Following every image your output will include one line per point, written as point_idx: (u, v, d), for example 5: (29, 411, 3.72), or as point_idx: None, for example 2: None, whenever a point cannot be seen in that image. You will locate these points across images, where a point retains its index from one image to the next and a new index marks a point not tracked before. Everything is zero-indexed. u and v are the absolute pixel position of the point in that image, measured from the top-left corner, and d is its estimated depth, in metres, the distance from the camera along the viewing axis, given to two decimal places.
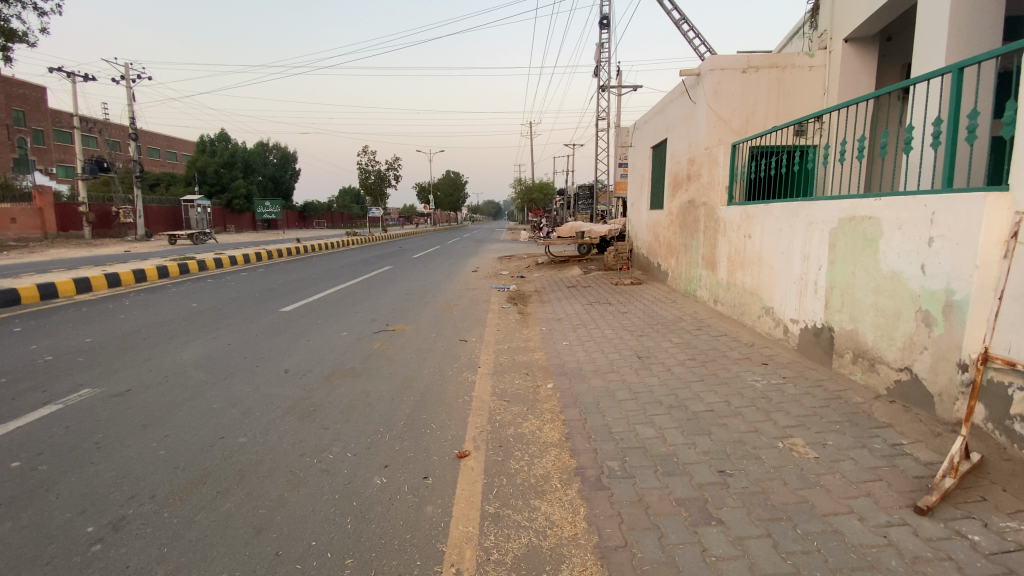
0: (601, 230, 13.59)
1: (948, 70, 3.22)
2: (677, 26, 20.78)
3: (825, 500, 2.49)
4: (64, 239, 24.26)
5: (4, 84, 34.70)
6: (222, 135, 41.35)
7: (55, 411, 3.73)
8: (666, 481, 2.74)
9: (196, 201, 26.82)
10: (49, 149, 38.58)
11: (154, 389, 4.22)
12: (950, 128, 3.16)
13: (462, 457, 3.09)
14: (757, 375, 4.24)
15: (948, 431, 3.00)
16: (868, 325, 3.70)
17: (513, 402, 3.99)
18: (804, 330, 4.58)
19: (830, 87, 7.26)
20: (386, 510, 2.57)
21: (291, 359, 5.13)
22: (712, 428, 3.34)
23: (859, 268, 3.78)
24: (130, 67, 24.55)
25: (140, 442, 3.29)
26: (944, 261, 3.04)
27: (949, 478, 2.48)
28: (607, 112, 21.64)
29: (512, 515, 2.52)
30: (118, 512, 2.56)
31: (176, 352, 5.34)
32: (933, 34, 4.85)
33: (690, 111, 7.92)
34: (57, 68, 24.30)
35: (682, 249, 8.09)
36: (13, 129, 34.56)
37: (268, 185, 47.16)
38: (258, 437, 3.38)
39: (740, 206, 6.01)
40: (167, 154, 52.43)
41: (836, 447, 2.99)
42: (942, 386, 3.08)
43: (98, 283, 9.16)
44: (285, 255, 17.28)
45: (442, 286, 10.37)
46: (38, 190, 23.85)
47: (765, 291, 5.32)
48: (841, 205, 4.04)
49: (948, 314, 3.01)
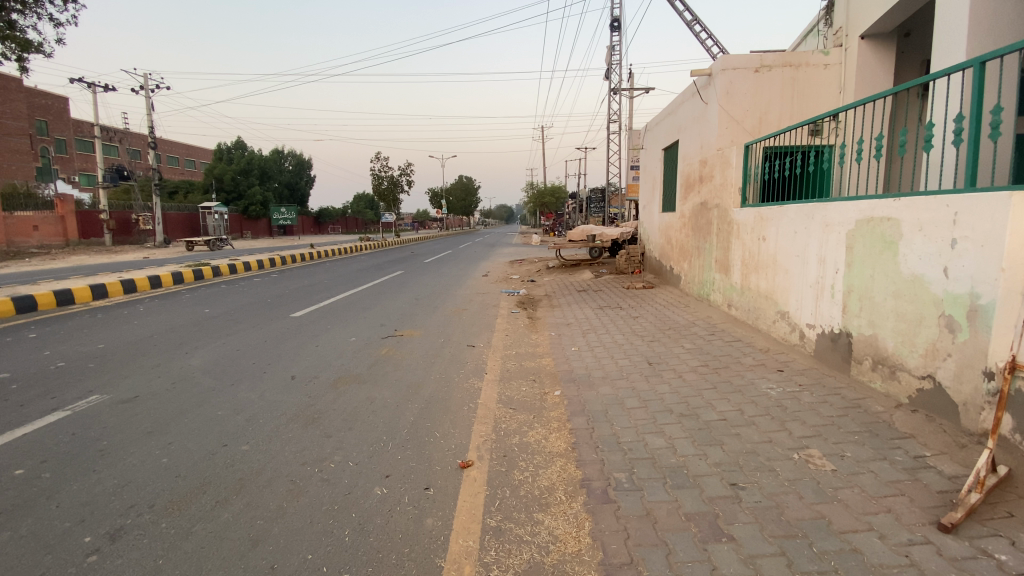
0: (612, 233, 13.45)
1: (969, 65, 3.08)
2: (689, 27, 20.56)
3: (843, 516, 2.37)
4: (84, 246, 24.80)
5: (29, 95, 35.78)
6: (239, 143, 42.04)
7: (62, 418, 3.74)
8: (675, 494, 2.64)
9: (214, 208, 27.26)
10: (71, 158, 39.48)
11: (161, 395, 4.22)
12: (973, 125, 3.02)
13: (464, 467, 3.02)
14: (771, 383, 4.11)
15: (973, 443, 2.84)
16: (887, 331, 3.55)
17: (519, 409, 3.91)
18: (820, 335, 4.43)
19: (846, 86, 7.08)
20: (384, 522, 2.50)
21: (298, 365, 5.10)
22: (724, 438, 3.23)
23: (877, 271, 3.63)
24: (149, 78, 25.26)
25: (144, 449, 3.28)
26: (968, 264, 2.90)
27: (974, 493, 2.33)
28: (618, 114, 21.48)
29: (513, 529, 2.44)
30: (116, 522, 2.52)
31: (185, 358, 5.35)
32: (953, 30, 4.69)
33: (701, 112, 7.79)
34: (79, 78, 24.90)
35: (694, 253, 7.95)
36: (36, 140, 35.59)
37: (284, 192, 47.76)
38: (260, 445, 3.35)
39: (754, 208, 5.87)
40: (185, 162, 53.32)
41: (854, 459, 2.86)
42: (966, 395, 2.93)
43: (113, 289, 9.29)
44: (298, 261, 17.42)
45: (452, 291, 10.32)
46: (60, 199, 24.47)
47: (780, 296, 5.18)
48: (859, 206, 3.90)
49: (973, 319, 2.87)
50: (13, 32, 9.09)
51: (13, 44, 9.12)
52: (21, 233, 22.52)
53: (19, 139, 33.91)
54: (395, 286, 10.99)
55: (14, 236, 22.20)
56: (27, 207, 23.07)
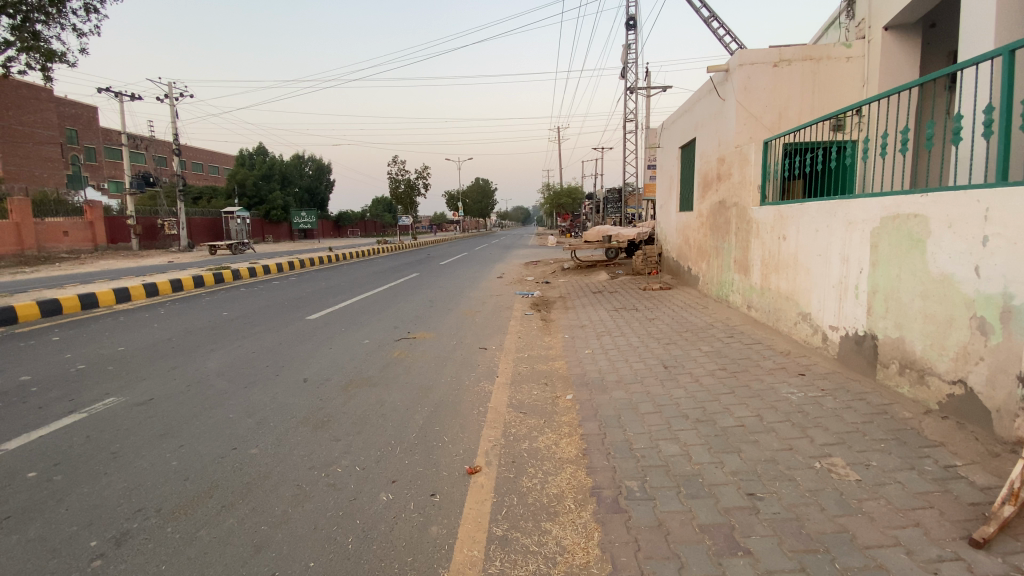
0: (629, 234, 13.29)
1: (998, 53, 2.91)
2: (707, 23, 20.29)
3: (868, 530, 2.24)
4: (112, 250, 25.53)
5: (60, 104, 37.11)
6: (260, 148, 42.84)
7: (78, 420, 3.79)
8: (689, 504, 2.53)
9: (235, 212, 27.69)
10: (100, 166, 40.77)
11: (175, 397, 4.26)
12: (1004, 116, 2.84)
13: (472, 473, 2.96)
14: (792, 388, 3.95)
15: (1007, 452, 2.68)
16: (915, 333, 3.39)
17: (530, 414, 3.84)
18: (844, 338, 4.26)
19: (869, 79, 6.84)
20: (389, 530, 2.45)
21: (310, 368, 5.12)
22: (741, 445, 3.11)
23: (904, 271, 3.47)
24: (174, 87, 26.00)
25: (154, 452, 3.29)
26: (1001, 263, 2.75)
27: (1007, 505, 2.15)
28: (635, 113, 21.26)
29: (520, 538, 2.37)
30: (123, 526, 2.52)
31: (201, 360, 5.41)
32: (982, 17, 4.47)
33: (718, 109, 7.64)
34: (105, 88, 25.65)
35: (712, 253, 7.79)
36: (67, 149, 36.92)
37: (304, 197, 48.49)
38: (269, 448, 3.34)
39: (773, 206, 5.70)
40: (209, 168, 54.62)
41: (880, 469, 2.72)
42: (1000, 401, 2.77)
43: (136, 292, 9.50)
44: (316, 263, 17.63)
45: (467, 293, 10.29)
46: (90, 204, 25.13)
47: (801, 296, 5.01)
48: (883, 202, 3.74)
49: (1006, 321, 2.71)
50: (38, 42, 9.30)
51: (38, 54, 9.34)
52: (51, 237, 23.00)
53: (50, 147, 35.11)
54: (410, 288, 11.00)
55: (44, 240, 22.63)
56: (58, 213, 23.78)
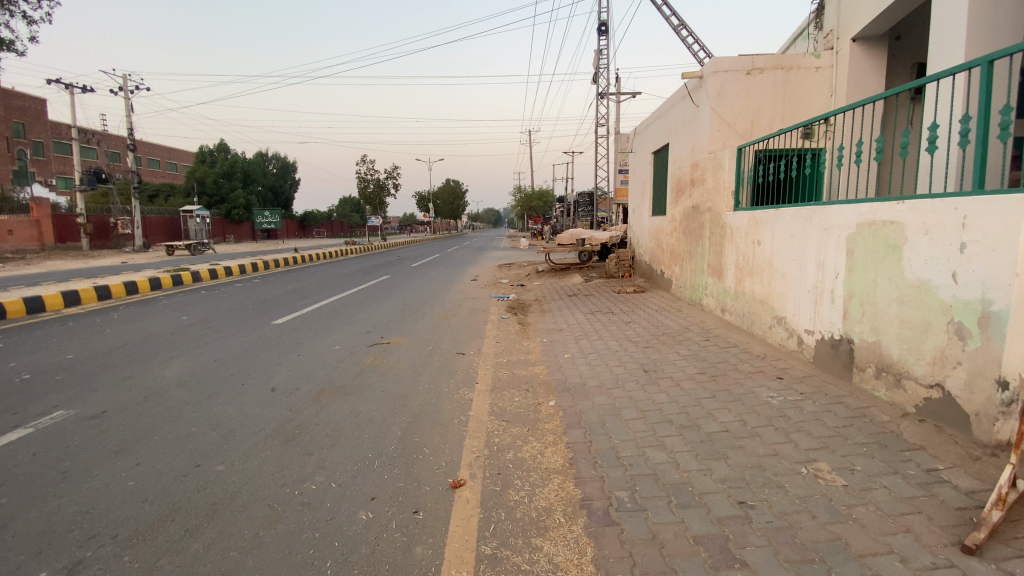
0: (602, 237, 13.35)
1: (975, 64, 2.96)
2: (676, 32, 20.63)
3: (861, 537, 2.23)
4: (62, 249, 24.20)
5: (6, 96, 35.09)
6: (222, 145, 41.31)
7: (22, 436, 3.48)
8: (682, 514, 2.48)
9: (194, 212, 26.53)
10: (48, 161, 38.72)
11: (132, 410, 3.96)
12: (982, 126, 2.90)
13: (456, 487, 2.84)
14: (772, 391, 3.98)
15: (987, 455, 2.73)
16: (892, 338, 3.45)
17: (513, 422, 3.74)
18: (820, 341, 4.32)
19: (837, 89, 7.05)
20: (371, 551, 2.31)
21: (278, 376, 4.87)
22: (728, 452, 3.08)
23: (880, 276, 3.53)
24: (129, 79, 24.82)
25: (109, 471, 3.04)
26: (978, 268, 2.81)
27: (996, 510, 2.17)
28: (606, 118, 21.45)
29: (511, 557, 2.26)
30: (75, 555, 2.29)
31: (160, 369, 5.07)
32: (951, 32, 4.63)
33: (692, 115, 7.71)
34: (57, 79, 24.32)
35: (686, 256, 7.86)
36: (13, 142, 34.94)
37: (268, 195, 47.05)
38: (237, 464, 3.13)
39: (748, 212, 5.78)
40: (167, 165, 52.72)
41: (865, 474, 2.74)
42: (978, 405, 2.83)
43: (88, 296, 8.93)
44: (283, 265, 17.12)
45: (441, 296, 10.12)
46: (37, 202, 23.78)
47: (776, 300, 5.08)
48: (859, 209, 3.80)
49: (985, 326, 2.77)
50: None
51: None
52: None
53: None
54: (381, 291, 10.75)
55: None
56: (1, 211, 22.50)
